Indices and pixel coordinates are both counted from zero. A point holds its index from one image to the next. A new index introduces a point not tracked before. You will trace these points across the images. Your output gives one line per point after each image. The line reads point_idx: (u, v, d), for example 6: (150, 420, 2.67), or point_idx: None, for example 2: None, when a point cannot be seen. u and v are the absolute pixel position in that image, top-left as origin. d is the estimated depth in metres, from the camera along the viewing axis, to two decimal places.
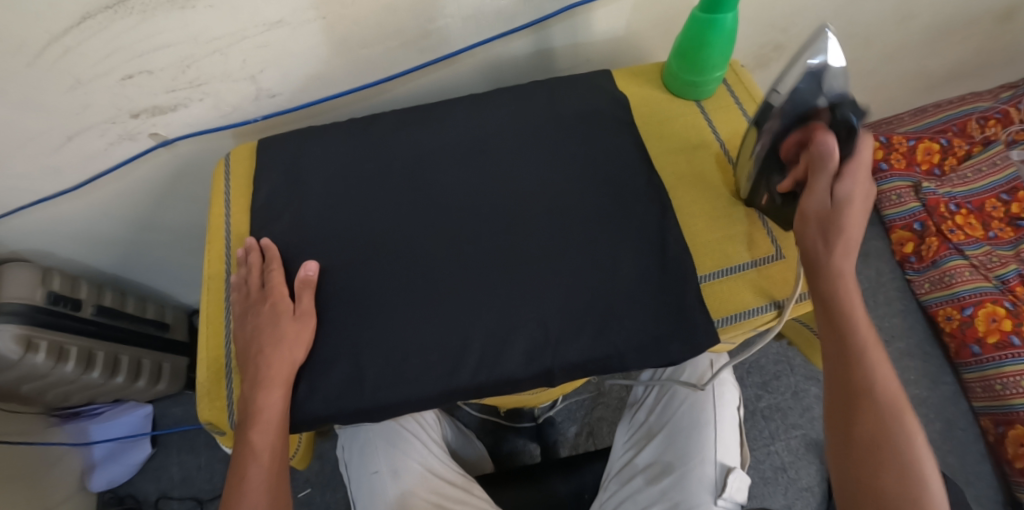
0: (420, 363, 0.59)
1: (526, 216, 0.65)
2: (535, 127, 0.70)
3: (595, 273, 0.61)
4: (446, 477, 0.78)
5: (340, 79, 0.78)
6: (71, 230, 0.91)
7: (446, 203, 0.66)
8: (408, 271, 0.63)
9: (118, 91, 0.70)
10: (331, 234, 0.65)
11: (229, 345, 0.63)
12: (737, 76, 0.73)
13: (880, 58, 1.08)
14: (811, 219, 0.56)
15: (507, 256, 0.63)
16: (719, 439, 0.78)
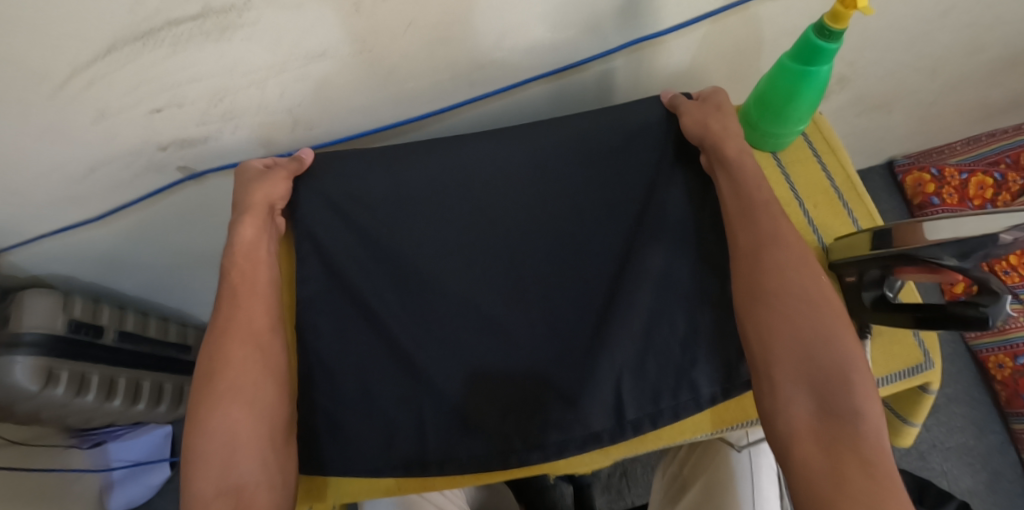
0: (492, 419, 0.60)
1: (587, 251, 0.63)
2: (599, 163, 0.64)
3: (663, 322, 0.60)
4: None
5: (383, 110, 0.73)
6: (91, 256, 0.86)
7: (513, 241, 0.64)
8: (480, 321, 0.62)
9: (146, 124, 0.66)
10: (394, 284, 0.64)
11: None
12: (815, 125, 0.68)
13: (940, 90, 1.03)
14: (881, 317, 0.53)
15: (569, 287, 0.62)
16: (760, 492, 0.65)
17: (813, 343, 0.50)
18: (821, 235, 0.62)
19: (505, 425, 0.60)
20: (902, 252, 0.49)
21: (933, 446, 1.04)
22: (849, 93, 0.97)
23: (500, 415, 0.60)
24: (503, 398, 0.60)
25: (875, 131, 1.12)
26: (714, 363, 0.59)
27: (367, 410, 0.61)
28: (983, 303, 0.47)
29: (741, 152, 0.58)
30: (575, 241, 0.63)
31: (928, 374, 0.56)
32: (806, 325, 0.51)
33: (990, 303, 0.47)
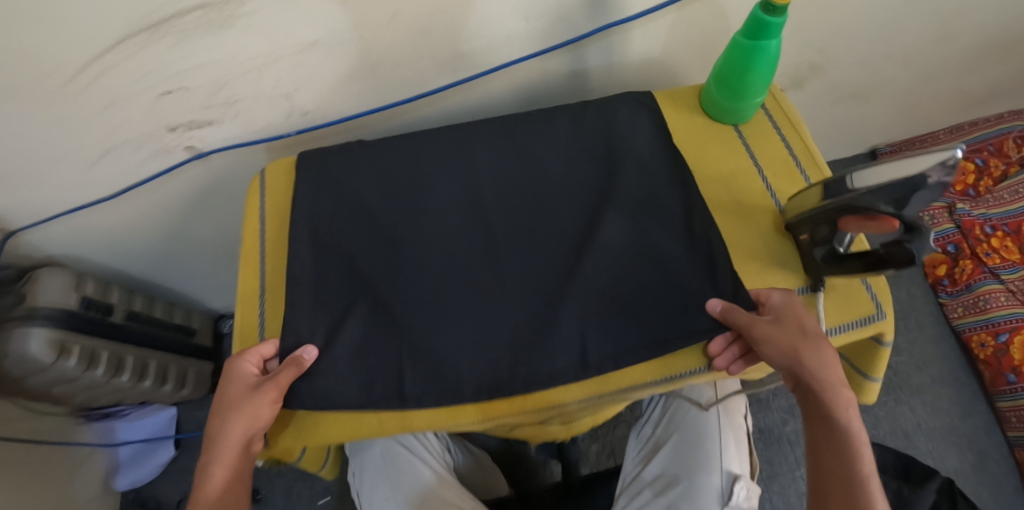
0: (458, 357, 0.60)
1: (558, 208, 0.67)
2: (569, 130, 0.71)
3: (634, 261, 0.63)
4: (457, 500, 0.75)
5: (375, 97, 0.78)
6: (103, 238, 0.92)
7: (492, 207, 0.68)
8: (456, 268, 0.64)
9: (155, 107, 0.71)
10: (371, 239, 0.67)
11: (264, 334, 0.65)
12: (775, 101, 0.72)
13: (916, 78, 1.06)
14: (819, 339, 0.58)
15: (538, 238, 0.65)
16: (725, 449, 0.69)
17: (842, 470, 0.55)
18: (778, 199, 0.65)
19: (479, 363, 0.59)
20: (844, 203, 0.53)
21: (918, 426, 1.06)
22: (824, 81, 1.00)
23: (475, 354, 0.60)
24: (476, 339, 0.60)
25: (857, 120, 1.15)
26: (683, 299, 0.60)
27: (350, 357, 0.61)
28: (909, 242, 0.52)
29: (802, 349, 0.55)
30: (542, 204, 0.68)
31: (880, 324, 0.59)
32: (829, 449, 0.56)
33: (914, 241, 0.52)
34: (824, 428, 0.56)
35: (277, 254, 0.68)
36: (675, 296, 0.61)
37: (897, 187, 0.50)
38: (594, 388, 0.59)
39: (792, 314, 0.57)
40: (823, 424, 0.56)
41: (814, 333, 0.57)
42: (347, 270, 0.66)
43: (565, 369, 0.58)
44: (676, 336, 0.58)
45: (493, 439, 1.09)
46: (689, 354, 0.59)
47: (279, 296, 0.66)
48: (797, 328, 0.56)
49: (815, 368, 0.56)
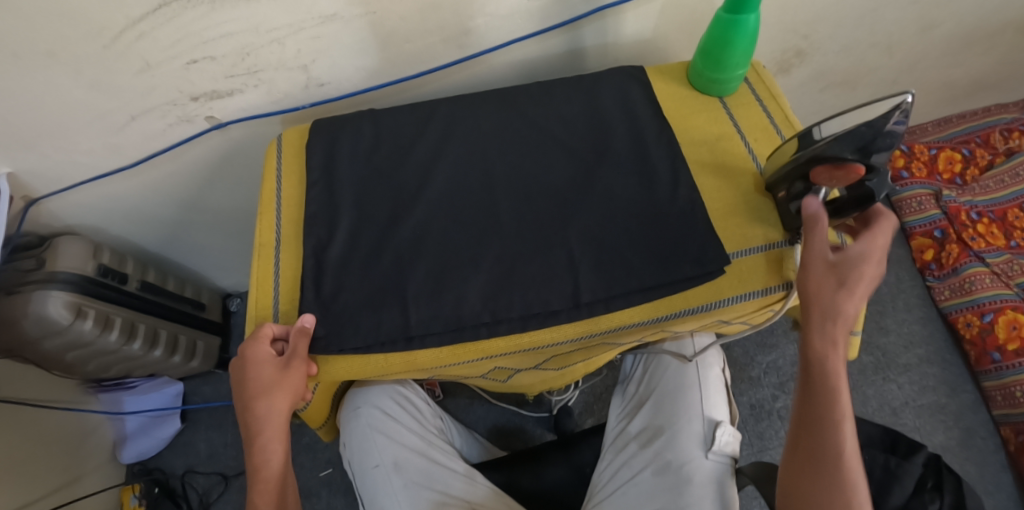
0: (459, 301, 0.63)
1: (556, 168, 0.71)
2: (567, 98, 0.76)
3: (625, 214, 0.66)
4: (448, 462, 0.75)
5: (384, 70, 0.83)
6: (123, 208, 0.96)
7: (493, 167, 0.72)
8: (458, 220, 0.69)
9: (181, 75, 0.76)
10: (378, 196, 0.71)
11: (278, 282, 0.69)
12: (757, 75, 0.76)
13: (902, 67, 1.11)
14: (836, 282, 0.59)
15: (536, 195, 0.70)
16: (705, 398, 0.73)
17: (828, 427, 0.56)
18: (758, 162, 0.69)
19: (479, 303, 0.63)
20: (813, 155, 0.58)
21: (906, 403, 1.09)
22: (811, 67, 1.05)
23: (475, 296, 0.63)
24: (477, 282, 0.64)
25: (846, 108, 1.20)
26: (672, 248, 0.64)
27: (357, 301, 0.65)
28: (870, 181, 0.58)
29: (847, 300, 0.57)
30: (538, 163, 0.72)
31: None
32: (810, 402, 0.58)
33: (873, 179, 0.58)
34: (821, 379, 0.57)
35: (294, 211, 0.73)
36: (664, 244, 0.64)
37: (859, 134, 0.54)
38: (587, 329, 0.62)
39: (861, 262, 0.58)
40: (823, 376, 0.57)
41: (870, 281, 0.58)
42: (354, 224, 0.69)
43: (560, 308, 0.62)
44: (665, 278, 0.62)
45: (490, 411, 1.12)
46: (676, 298, 0.63)
47: (295, 248, 0.70)
48: (860, 275, 0.57)
49: (846, 322, 0.57)
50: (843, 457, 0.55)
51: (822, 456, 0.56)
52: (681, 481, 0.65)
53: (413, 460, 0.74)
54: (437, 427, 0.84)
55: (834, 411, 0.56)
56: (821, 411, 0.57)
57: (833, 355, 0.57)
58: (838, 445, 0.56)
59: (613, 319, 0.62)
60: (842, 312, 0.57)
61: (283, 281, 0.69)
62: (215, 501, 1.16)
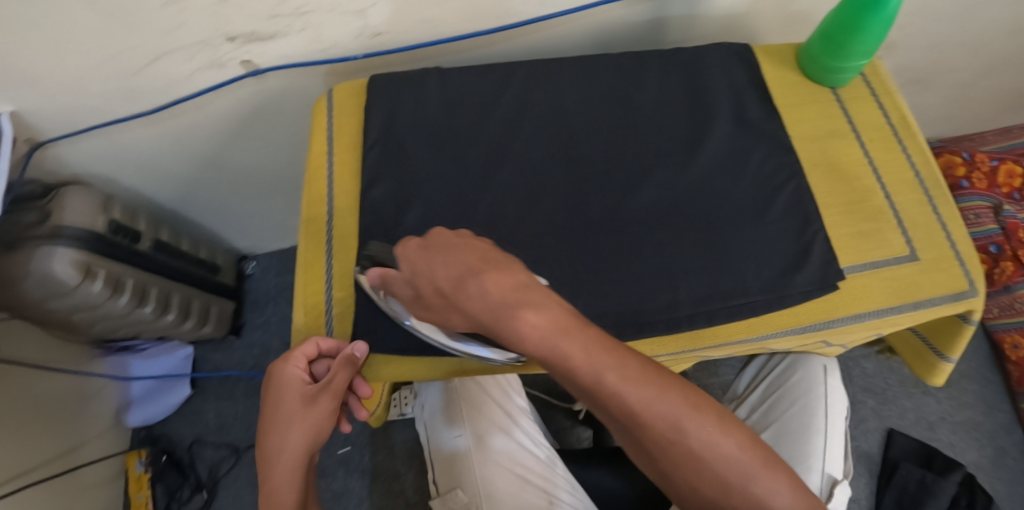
0: None
1: (653, 149, 0.62)
2: (665, 70, 0.67)
3: (733, 212, 0.58)
4: (533, 447, 0.68)
5: (450, 25, 0.73)
6: (139, 158, 0.86)
7: (584, 141, 0.62)
8: (539, 199, 0.59)
9: (218, 10, 0.65)
10: (445, 165, 0.61)
11: (330, 261, 0.59)
12: (874, 68, 0.69)
13: (982, 71, 1.04)
14: (474, 305, 0.43)
15: (633, 177, 0.60)
16: (827, 448, 0.68)
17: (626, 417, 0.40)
18: (873, 165, 0.63)
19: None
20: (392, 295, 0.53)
21: (943, 420, 1.07)
22: (893, 60, 0.98)
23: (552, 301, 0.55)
24: (565, 277, 0.56)
25: (914, 108, 1.13)
26: (789, 255, 0.57)
27: None
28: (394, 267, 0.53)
29: (472, 294, 0.43)
30: (633, 140, 0.62)
31: (971, 301, 0.57)
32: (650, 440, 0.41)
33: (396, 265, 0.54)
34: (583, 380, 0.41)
35: (346, 180, 0.62)
36: (777, 256, 0.57)
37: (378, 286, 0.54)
38: (687, 344, 0.56)
39: (436, 261, 0.46)
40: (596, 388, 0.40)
41: (462, 255, 0.45)
42: (421, 197, 0.60)
43: (653, 320, 0.54)
44: (775, 291, 0.55)
45: None
46: (785, 315, 0.56)
47: (346, 218, 0.60)
48: (462, 274, 0.44)
49: (489, 314, 0.42)
50: (668, 426, 0.40)
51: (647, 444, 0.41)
52: None
53: (497, 438, 0.68)
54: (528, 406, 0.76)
55: (619, 401, 0.40)
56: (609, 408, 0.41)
57: (545, 348, 0.41)
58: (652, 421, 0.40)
59: (719, 329, 0.56)
60: (476, 309, 0.43)
61: (336, 262, 0.59)
62: (225, 473, 1.10)
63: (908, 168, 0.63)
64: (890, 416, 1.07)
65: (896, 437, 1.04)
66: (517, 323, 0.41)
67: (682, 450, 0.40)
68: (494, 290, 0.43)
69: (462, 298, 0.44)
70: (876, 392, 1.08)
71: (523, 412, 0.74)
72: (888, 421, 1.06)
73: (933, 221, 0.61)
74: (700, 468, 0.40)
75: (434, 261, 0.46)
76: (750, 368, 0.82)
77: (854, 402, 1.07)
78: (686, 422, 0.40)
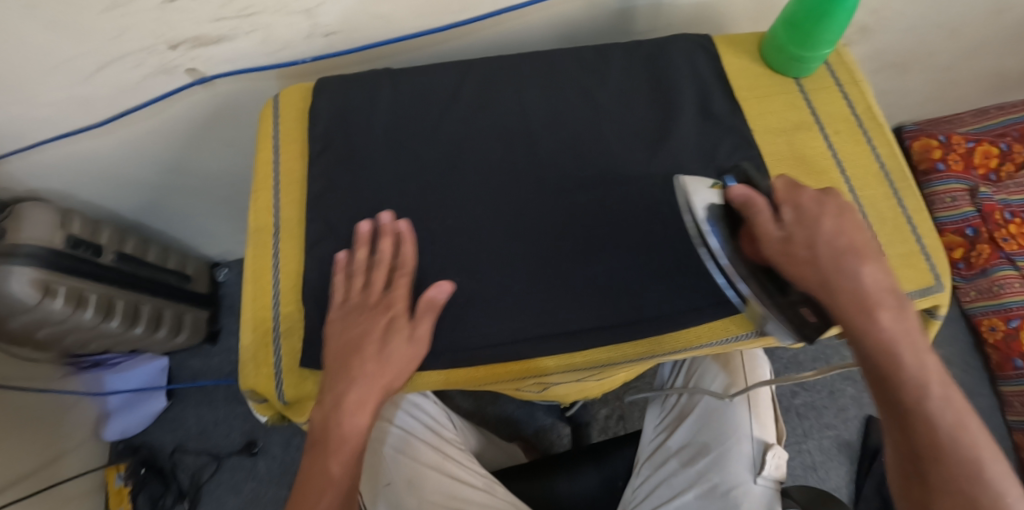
0: (499, 306, 0.54)
1: (613, 146, 0.60)
2: (625, 62, 0.65)
3: None
4: (468, 477, 0.69)
5: (404, 22, 0.70)
6: (96, 170, 0.84)
7: (542, 141, 0.60)
8: (495, 206, 0.58)
9: (159, 16, 0.62)
10: (398, 172, 0.60)
11: (277, 275, 0.58)
12: (840, 56, 0.67)
13: (958, 51, 1.03)
14: (814, 279, 0.47)
15: (591, 177, 0.58)
16: (754, 416, 0.68)
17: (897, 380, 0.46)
18: (839, 158, 0.61)
19: (516, 317, 0.54)
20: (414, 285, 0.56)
21: None
22: (868, 44, 0.96)
23: (510, 310, 0.54)
24: (519, 285, 0.55)
25: (890, 91, 1.12)
26: None
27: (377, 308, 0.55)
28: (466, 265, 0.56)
29: (841, 266, 0.47)
30: (593, 138, 0.60)
31: (937, 296, 0.56)
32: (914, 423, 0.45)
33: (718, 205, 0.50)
34: (872, 344, 0.46)
35: (293, 191, 0.61)
36: None
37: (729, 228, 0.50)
38: (646, 349, 0.54)
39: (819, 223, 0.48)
40: (901, 372, 0.46)
41: (833, 219, 0.48)
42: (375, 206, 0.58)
43: (610, 326, 0.53)
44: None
45: (501, 398, 1.07)
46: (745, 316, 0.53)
47: (294, 232, 0.60)
48: (840, 261, 0.47)
49: (850, 299, 0.46)
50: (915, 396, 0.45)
51: (907, 410, 0.45)
52: (729, 507, 0.61)
53: (428, 477, 0.68)
54: (461, 437, 0.79)
55: (917, 385, 0.45)
56: (888, 370, 0.46)
57: (885, 338, 0.46)
58: (907, 389, 0.45)
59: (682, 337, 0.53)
60: (845, 284, 0.46)
61: (283, 278, 0.58)
62: (206, 481, 1.10)
63: (874, 160, 0.62)
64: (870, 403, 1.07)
65: (876, 424, 1.04)
66: (874, 312, 0.46)
67: (935, 420, 0.45)
68: (867, 272, 0.47)
69: (804, 270, 0.47)
70: (857, 379, 1.07)
71: (456, 444, 0.75)
72: (868, 409, 1.06)
73: (900, 214, 0.59)
74: (964, 460, 0.44)
75: (831, 239, 0.47)
76: None
77: (833, 390, 1.07)
78: (937, 400, 0.45)
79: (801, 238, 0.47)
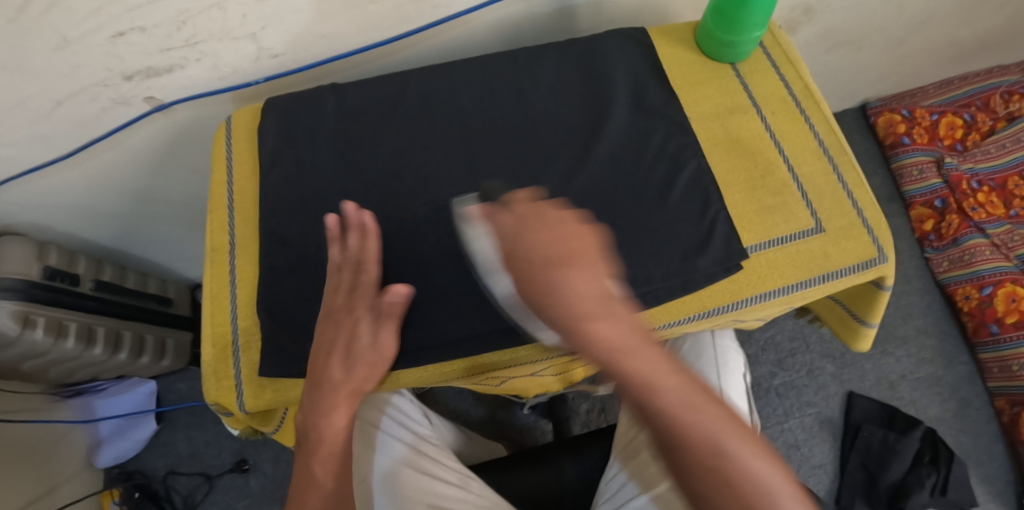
0: (447, 306, 0.56)
1: (549, 147, 0.62)
2: (561, 62, 0.66)
3: (632, 203, 0.58)
4: (442, 472, 0.70)
5: (348, 38, 0.72)
6: (67, 203, 0.86)
7: (482, 144, 0.62)
8: (439, 209, 0.59)
9: (108, 50, 0.64)
10: (345, 183, 0.61)
11: (234, 291, 0.60)
12: (774, 38, 0.69)
13: (910, 26, 1.04)
14: (539, 276, 0.41)
15: (529, 177, 0.60)
16: (727, 408, 0.69)
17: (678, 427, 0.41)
18: (776, 138, 0.63)
19: (464, 315, 0.55)
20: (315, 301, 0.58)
21: (902, 377, 1.08)
22: (817, 25, 0.97)
23: (458, 308, 0.56)
24: (467, 284, 0.56)
25: (848, 70, 1.13)
26: (693, 238, 0.57)
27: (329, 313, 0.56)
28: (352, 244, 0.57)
29: (534, 298, 0.41)
30: (532, 138, 0.62)
31: (882, 267, 0.57)
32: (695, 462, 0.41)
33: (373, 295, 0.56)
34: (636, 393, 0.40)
35: (247, 208, 0.63)
36: (677, 239, 0.57)
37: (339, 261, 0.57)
38: None
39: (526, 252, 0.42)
40: (633, 394, 0.40)
41: (540, 230, 0.42)
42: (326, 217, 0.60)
43: None
44: (676, 277, 0.55)
45: (484, 398, 1.08)
46: (692, 300, 0.56)
47: (252, 248, 0.61)
48: (551, 276, 0.40)
49: (559, 313, 0.40)
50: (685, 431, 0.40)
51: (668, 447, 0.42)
52: None
53: (402, 474, 0.69)
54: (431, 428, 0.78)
55: (686, 423, 0.40)
56: (670, 424, 0.40)
57: (610, 356, 0.40)
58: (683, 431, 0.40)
59: None
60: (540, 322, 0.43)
61: (240, 292, 0.60)
62: (200, 501, 1.11)
63: (812, 138, 0.63)
64: (850, 379, 1.08)
65: (857, 400, 1.05)
66: (589, 328, 0.39)
67: (735, 471, 0.40)
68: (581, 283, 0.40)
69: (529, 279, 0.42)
70: (835, 357, 1.08)
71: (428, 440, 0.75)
72: (848, 385, 1.07)
73: (841, 190, 0.60)
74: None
75: (540, 246, 0.42)
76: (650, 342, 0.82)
77: (813, 369, 1.08)
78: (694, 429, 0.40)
79: (518, 251, 0.42)
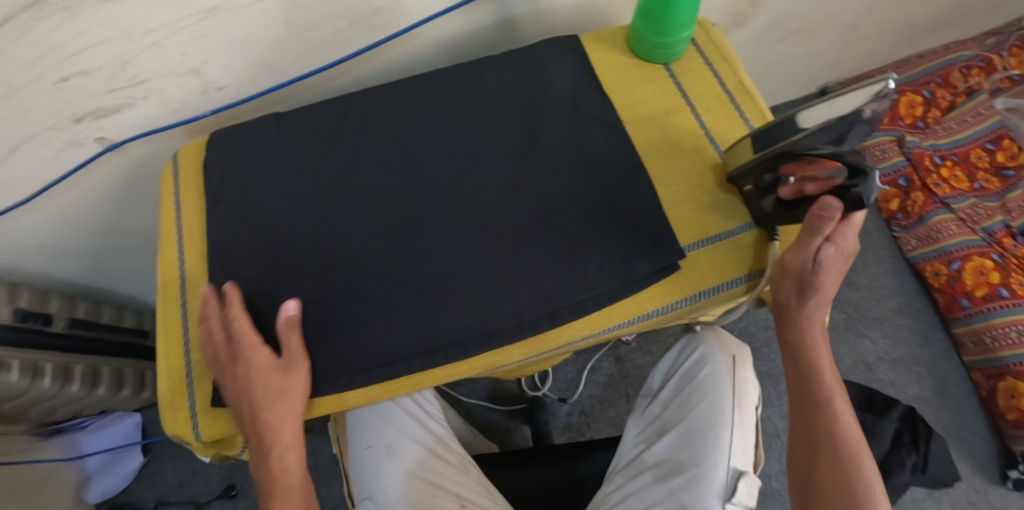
0: (391, 325, 0.56)
1: (488, 159, 0.63)
2: (497, 73, 0.67)
3: (570, 209, 0.59)
4: (444, 453, 0.69)
5: (291, 65, 0.73)
6: (34, 244, 0.88)
7: (422, 161, 0.63)
8: (382, 228, 0.60)
9: (54, 95, 0.65)
10: (290, 210, 0.62)
11: (187, 325, 0.61)
12: (707, 35, 0.70)
13: (860, 10, 1.05)
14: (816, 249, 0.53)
15: (468, 191, 0.61)
16: (737, 441, 0.62)
17: (813, 386, 0.57)
18: (711, 136, 0.64)
19: (407, 333, 0.56)
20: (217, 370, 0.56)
21: (879, 358, 1.09)
22: (765, 17, 0.98)
23: (403, 325, 0.56)
24: (410, 300, 0.57)
25: (804, 57, 1.14)
26: (632, 240, 0.58)
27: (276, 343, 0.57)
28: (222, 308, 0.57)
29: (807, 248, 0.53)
30: (470, 152, 0.63)
31: None
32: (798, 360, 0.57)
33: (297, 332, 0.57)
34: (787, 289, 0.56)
35: (197, 240, 0.64)
36: (614, 243, 0.58)
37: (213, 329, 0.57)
38: (532, 347, 0.56)
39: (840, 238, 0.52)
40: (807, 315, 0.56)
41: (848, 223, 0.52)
42: (271, 245, 0.61)
43: (498, 328, 0.56)
44: (616, 280, 0.56)
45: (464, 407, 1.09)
46: (630, 302, 0.57)
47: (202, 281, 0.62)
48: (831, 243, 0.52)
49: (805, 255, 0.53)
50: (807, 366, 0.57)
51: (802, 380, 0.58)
52: None
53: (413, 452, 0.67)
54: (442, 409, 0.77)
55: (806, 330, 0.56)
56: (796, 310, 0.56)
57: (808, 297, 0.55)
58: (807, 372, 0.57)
59: (574, 326, 0.56)
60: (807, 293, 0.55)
61: (193, 325, 0.61)
62: None
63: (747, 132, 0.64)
64: None
65: None
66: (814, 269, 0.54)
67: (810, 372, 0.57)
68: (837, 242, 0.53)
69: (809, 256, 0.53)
70: None
71: (438, 418, 0.74)
72: None
73: None
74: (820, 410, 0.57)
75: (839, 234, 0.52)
76: (664, 360, 0.76)
77: None
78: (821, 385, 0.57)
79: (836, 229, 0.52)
